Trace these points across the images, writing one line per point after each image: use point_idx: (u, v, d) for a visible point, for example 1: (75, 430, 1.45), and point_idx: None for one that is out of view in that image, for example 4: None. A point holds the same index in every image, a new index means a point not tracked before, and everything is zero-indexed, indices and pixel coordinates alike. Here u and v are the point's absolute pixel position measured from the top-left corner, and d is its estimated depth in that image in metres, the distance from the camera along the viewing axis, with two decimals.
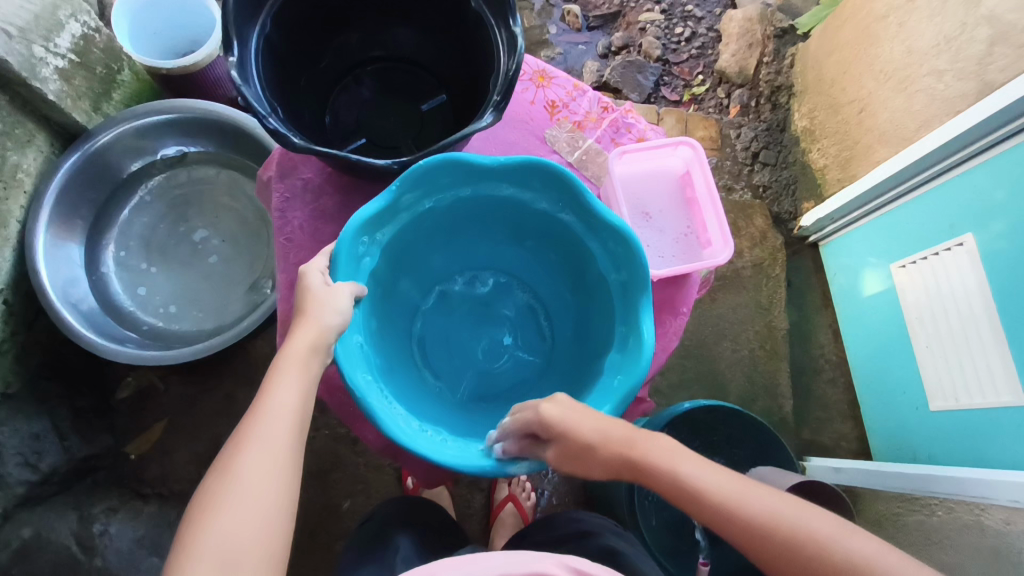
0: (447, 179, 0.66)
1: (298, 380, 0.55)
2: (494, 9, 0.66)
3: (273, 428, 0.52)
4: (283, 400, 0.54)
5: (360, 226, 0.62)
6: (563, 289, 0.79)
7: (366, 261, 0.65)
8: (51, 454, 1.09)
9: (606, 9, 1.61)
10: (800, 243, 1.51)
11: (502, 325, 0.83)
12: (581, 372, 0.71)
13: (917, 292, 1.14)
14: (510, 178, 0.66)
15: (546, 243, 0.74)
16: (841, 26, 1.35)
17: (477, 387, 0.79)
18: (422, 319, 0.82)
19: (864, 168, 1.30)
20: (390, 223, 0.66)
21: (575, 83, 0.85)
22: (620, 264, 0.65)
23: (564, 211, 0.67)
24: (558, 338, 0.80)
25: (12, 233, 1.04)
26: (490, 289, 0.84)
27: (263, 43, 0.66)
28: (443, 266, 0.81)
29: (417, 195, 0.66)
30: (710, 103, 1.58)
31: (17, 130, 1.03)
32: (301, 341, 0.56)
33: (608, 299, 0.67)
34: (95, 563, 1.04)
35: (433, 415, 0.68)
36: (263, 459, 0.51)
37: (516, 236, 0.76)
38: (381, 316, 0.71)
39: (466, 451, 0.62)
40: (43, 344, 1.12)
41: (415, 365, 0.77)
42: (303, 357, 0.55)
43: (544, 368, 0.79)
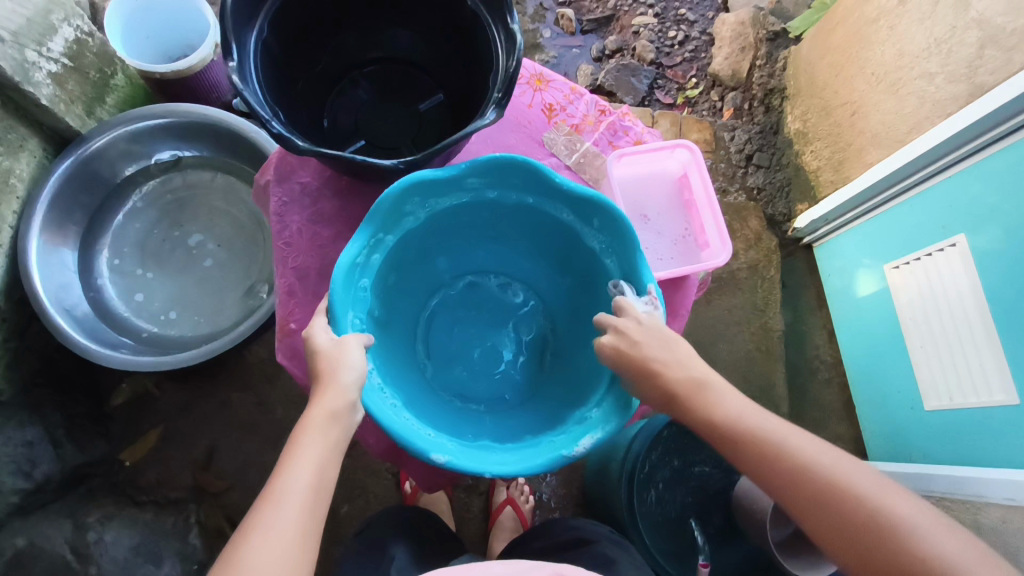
0: (519, 180, 0.63)
1: (315, 455, 0.53)
2: (490, 8, 0.66)
3: (291, 506, 0.51)
4: (300, 477, 0.52)
5: (414, 185, 0.60)
6: (579, 337, 0.72)
7: (407, 220, 0.63)
8: (45, 462, 1.08)
9: (599, 13, 1.62)
10: (794, 244, 1.53)
11: (508, 345, 0.76)
12: (563, 409, 0.65)
13: (911, 292, 1.15)
14: (573, 208, 0.63)
15: (580, 276, 0.69)
16: (833, 30, 1.36)
17: (458, 385, 0.73)
18: (442, 299, 0.77)
19: (858, 170, 1.31)
20: (445, 197, 0.64)
21: (572, 87, 0.84)
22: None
23: (610, 255, 0.63)
24: (548, 383, 0.72)
25: (5, 240, 1.04)
26: (515, 304, 0.77)
27: (261, 47, 0.65)
28: (487, 260, 0.76)
29: (485, 182, 0.63)
30: (703, 106, 1.59)
31: (10, 135, 1.03)
32: (317, 414, 0.54)
33: None
34: (89, 571, 1.02)
35: (407, 385, 0.65)
36: (273, 535, 0.50)
37: (559, 264, 0.71)
38: (399, 274, 0.68)
39: (414, 428, 0.58)
40: (36, 351, 1.11)
41: (406, 336, 0.72)
42: (320, 429, 0.54)
43: (523, 403, 0.71)
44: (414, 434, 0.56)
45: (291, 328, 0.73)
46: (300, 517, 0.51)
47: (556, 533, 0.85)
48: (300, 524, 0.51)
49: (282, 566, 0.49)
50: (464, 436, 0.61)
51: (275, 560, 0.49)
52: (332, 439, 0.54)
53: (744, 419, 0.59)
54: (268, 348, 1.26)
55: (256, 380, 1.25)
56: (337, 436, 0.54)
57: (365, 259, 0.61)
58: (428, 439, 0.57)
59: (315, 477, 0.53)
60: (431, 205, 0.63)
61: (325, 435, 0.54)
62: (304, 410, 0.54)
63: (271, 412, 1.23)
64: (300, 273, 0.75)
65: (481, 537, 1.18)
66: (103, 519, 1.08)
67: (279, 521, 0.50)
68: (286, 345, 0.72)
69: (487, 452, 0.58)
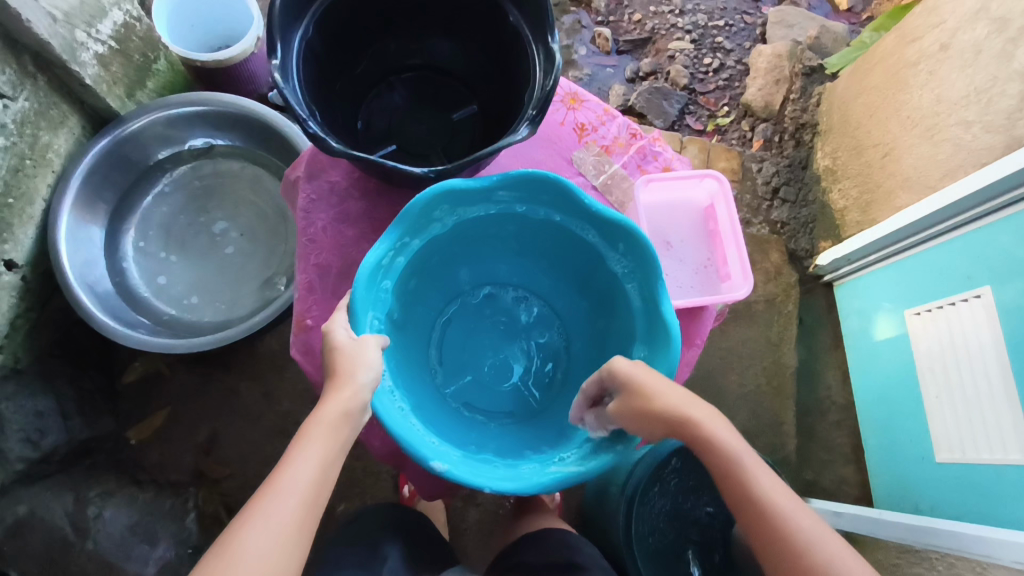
0: (549, 197, 0.63)
1: (321, 451, 0.53)
2: (532, 26, 0.68)
3: (293, 498, 0.51)
4: (305, 469, 0.52)
5: (445, 193, 0.60)
6: (593, 358, 0.71)
7: (434, 227, 0.63)
8: (54, 433, 1.10)
9: (637, 35, 1.63)
10: (814, 281, 1.51)
11: (519, 359, 0.76)
12: (570, 427, 0.65)
13: (930, 340, 1.14)
14: (599, 230, 0.63)
15: (599, 297, 0.69)
16: (871, 70, 1.36)
17: (467, 395, 0.72)
18: (459, 307, 0.76)
19: (886, 213, 1.30)
20: (474, 207, 0.64)
21: (606, 107, 0.84)
22: (656, 361, 0.60)
23: (631, 280, 0.63)
24: (556, 403, 0.71)
25: (37, 211, 1.07)
26: (529, 319, 0.77)
27: (304, 46, 0.66)
28: (508, 273, 0.75)
29: (514, 196, 0.63)
30: (733, 135, 1.59)
31: (52, 111, 1.05)
32: (332, 410, 0.54)
33: None
34: (86, 546, 1.04)
35: (418, 392, 0.65)
36: (268, 527, 0.50)
37: (579, 282, 0.71)
38: (420, 280, 0.68)
39: (419, 434, 0.57)
40: (53, 322, 1.14)
41: (420, 341, 0.72)
42: (332, 424, 0.54)
43: (530, 419, 0.70)
44: (418, 440, 0.56)
45: (307, 324, 0.74)
46: (299, 510, 0.51)
47: (546, 552, 0.84)
48: (298, 516, 0.51)
49: (277, 557, 0.49)
50: (471, 449, 0.61)
51: (271, 548, 0.49)
52: (341, 436, 0.54)
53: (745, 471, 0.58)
54: (280, 340, 1.27)
55: (265, 370, 1.26)
56: (344, 434, 0.54)
57: (389, 261, 0.61)
58: (431, 447, 0.56)
59: (321, 472, 0.53)
60: (459, 213, 0.63)
61: (335, 431, 0.54)
62: (316, 403, 0.54)
63: (277, 405, 1.24)
64: (322, 270, 0.75)
65: (475, 547, 1.18)
66: (103, 495, 1.10)
67: (280, 510, 0.51)
68: (299, 340, 0.73)
69: (489, 466, 0.57)
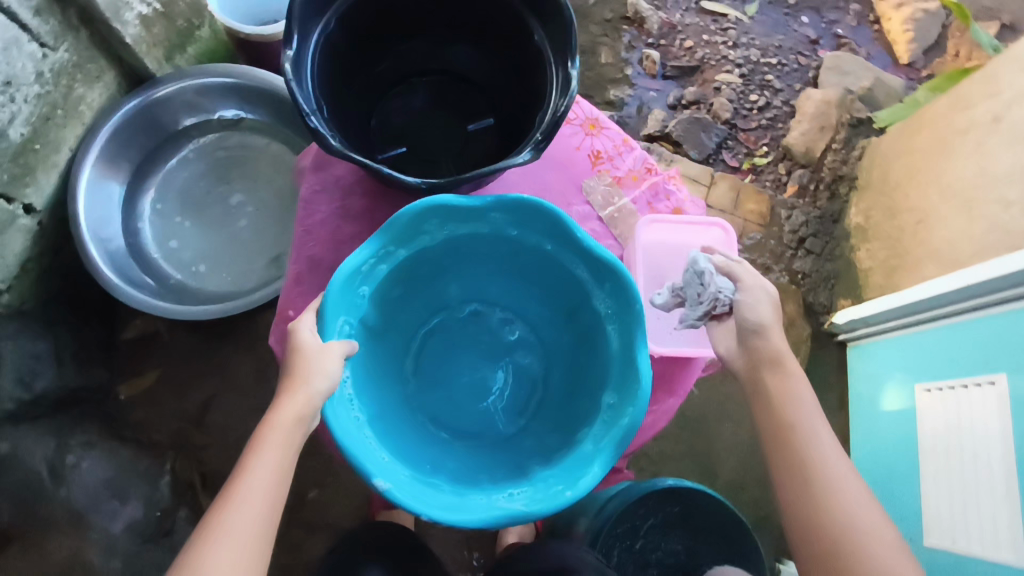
0: (543, 227, 0.61)
1: (277, 456, 0.53)
2: (555, 47, 0.67)
3: (250, 507, 0.52)
4: (260, 477, 0.53)
5: (436, 207, 0.59)
6: (568, 393, 0.69)
7: (422, 239, 0.62)
8: (45, 377, 1.11)
9: (685, 62, 1.60)
10: (827, 337, 1.47)
11: (495, 382, 0.74)
12: (530, 461, 0.63)
13: (936, 420, 1.10)
14: (590, 266, 0.62)
15: (583, 332, 0.67)
16: (918, 131, 1.31)
17: (436, 411, 0.71)
18: (443, 320, 0.75)
19: (909, 280, 1.28)
20: (466, 225, 0.62)
21: (625, 138, 0.82)
22: (622, 410, 0.58)
23: (614, 322, 0.61)
24: (525, 432, 0.69)
25: (62, 160, 1.09)
26: (512, 343, 0.75)
27: (323, 40, 0.66)
28: (498, 294, 0.74)
29: (508, 219, 0.62)
30: (768, 177, 1.54)
31: (89, 65, 1.07)
32: (286, 414, 0.54)
33: (592, 422, 0.61)
34: (59, 493, 1.06)
35: (381, 402, 0.64)
36: (230, 534, 0.51)
37: (565, 314, 0.69)
38: (404, 289, 0.67)
39: (369, 447, 0.56)
40: (62, 270, 1.16)
41: (396, 349, 0.71)
42: (285, 431, 0.53)
43: (495, 444, 0.69)
44: (366, 453, 0.55)
45: (289, 315, 0.74)
46: (257, 517, 0.52)
47: None
48: (257, 523, 0.52)
49: (237, 566, 0.50)
50: (424, 470, 0.60)
51: (230, 557, 0.50)
52: (293, 442, 0.54)
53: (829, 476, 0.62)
54: None
55: (261, 346, 1.27)
56: (297, 440, 0.54)
57: (369, 267, 0.60)
58: (379, 462, 0.55)
59: (275, 479, 0.53)
60: (449, 229, 0.62)
61: (287, 437, 0.53)
62: (270, 409, 0.54)
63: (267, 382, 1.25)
64: (313, 263, 0.75)
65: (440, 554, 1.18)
66: (85, 445, 1.12)
67: (238, 519, 0.51)
68: (278, 329, 0.73)
69: (436, 490, 0.56)
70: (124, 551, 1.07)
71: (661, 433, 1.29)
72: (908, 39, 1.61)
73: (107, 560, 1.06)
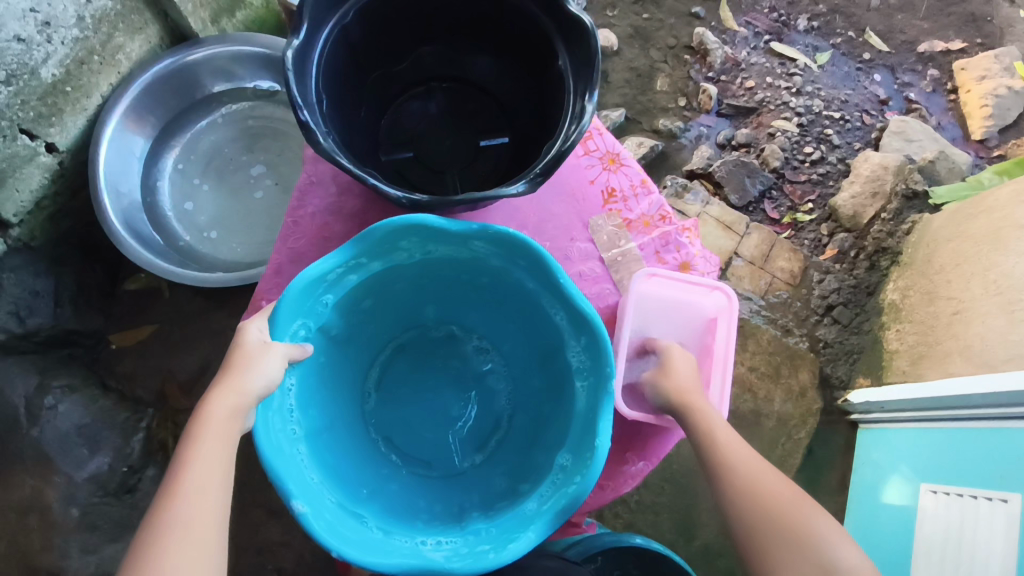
0: (526, 263, 0.57)
1: (218, 449, 0.49)
2: (578, 74, 0.62)
3: (197, 506, 0.47)
4: (199, 475, 0.48)
5: (414, 226, 0.56)
6: (528, 440, 0.64)
7: (398, 255, 0.59)
8: (41, 314, 1.11)
9: (742, 102, 1.53)
10: (839, 414, 1.39)
11: (457, 412, 0.70)
12: (469, 507, 0.59)
13: (935, 527, 1.02)
14: (569, 314, 0.57)
15: (555, 379, 0.63)
16: (973, 217, 1.23)
17: (390, 431, 0.68)
18: (417, 337, 0.72)
19: (935, 372, 1.20)
20: (446, 248, 0.59)
21: (644, 179, 0.78)
22: (571, 476, 0.53)
23: (583, 378, 0.57)
24: (477, 471, 0.65)
25: (92, 105, 1.09)
26: (483, 374, 0.71)
27: (337, 33, 0.63)
28: (477, 321, 0.70)
29: (492, 250, 0.58)
30: (808, 235, 1.47)
31: (133, 16, 1.08)
32: (220, 407, 0.50)
33: (544, 476, 0.56)
34: (31, 431, 1.06)
35: (329, 416, 0.61)
36: (178, 538, 0.46)
37: (540, 357, 0.65)
38: (376, 301, 0.64)
39: (299, 466, 0.53)
40: (76, 211, 1.17)
41: (360, 359, 0.68)
42: (220, 424, 0.49)
43: (443, 479, 0.65)
44: (293, 473, 0.52)
45: (262, 306, 0.72)
46: (205, 519, 0.48)
47: None
48: (210, 525, 0.48)
49: (195, 569, 0.46)
50: (357, 495, 0.56)
51: (187, 566, 0.46)
52: (231, 435, 0.50)
53: (767, 483, 0.60)
54: None
55: None
56: (235, 432, 0.50)
57: (337, 276, 0.57)
58: (306, 484, 0.52)
59: (219, 474, 0.49)
60: (427, 250, 0.58)
61: (224, 430, 0.50)
62: (200, 402, 0.50)
63: None
64: (297, 257, 0.73)
65: None
66: (66, 389, 1.12)
67: (181, 522, 0.47)
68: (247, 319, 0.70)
69: (358, 520, 0.53)
70: (84, 501, 1.06)
71: (644, 483, 1.23)
72: (983, 115, 1.51)
73: (66, 508, 1.05)
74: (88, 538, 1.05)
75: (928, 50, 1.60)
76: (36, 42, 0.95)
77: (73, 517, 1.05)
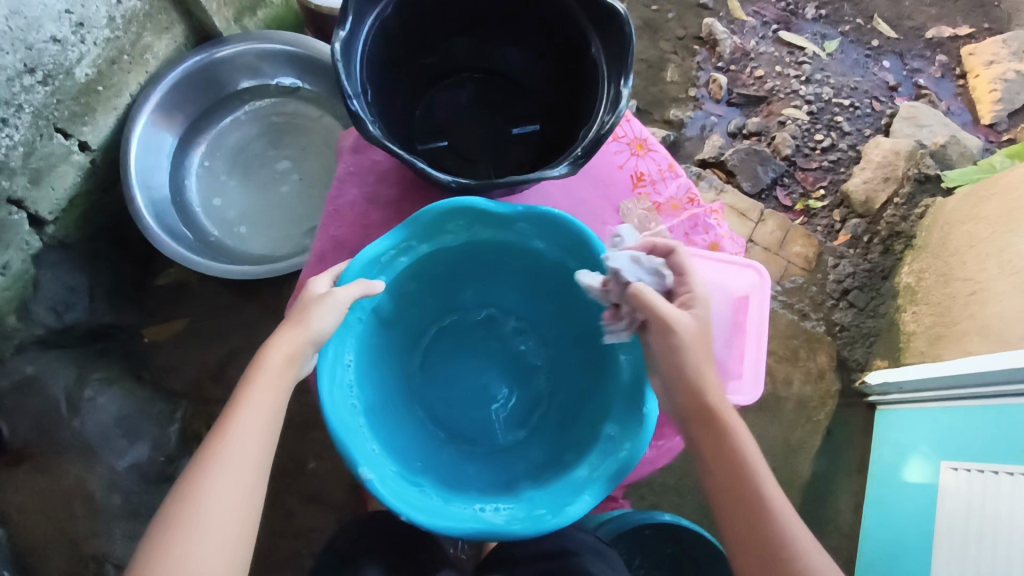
0: (568, 242, 0.61)
1: (271, 391, 0.54)
2: (610, 62, 0.65)
3: (248, 438, 0.52)
4: (253, 411, 0.53)
5: (462, 209, 0.59)
6: (569, 416, 0.67)
7: (445, 238, 0.62)
8: (77, 309, 1.14)
9: (753, 90, 1.55)
10: (858, 396, 1.41)
11: (498, 391, 0.72)
12: (518, 478, 0.61)
13: (957, 502, 1.04)
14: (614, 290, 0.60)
15: (595, 354, 0.65)
16: (987, 199, 1.24)
17: (434, 410, 0.70)
18: (458, 321, 0.75)
19: (953, 351, 1.22)
20: (490, 230, 0.62)
21: (671, 164, 0.80)
22: (621, 443, 0.56)
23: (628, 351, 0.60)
24: (521, 446, 0.67)
25: (122, 104, 1.12)
26: (522, 354, 0.74)
27: (377, 26, 0.65)
28: (514, 303, 0.73)
29: (535, 231, 0.62)
30: (821, 221, 1.49)
31: (160, 16, 1.10)
32: (277, 353, 0.54)
33: (594, 447, 0.58)
34: (72, 423, 1.09)
35: (383, 394, 0.64)
36: (229, 464, 0.51)
37: (580, 334, 0.68)
38: (421, 285, 0.67)
39: (362, 438, 0.56)
40: (109, 208, 1.19)
41: (404, 342, 0.70)
42: (278, 368, 0.54)
43: (489, 455, 0.67)
44: (357, 442, 0.55)
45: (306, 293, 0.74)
46: (253, 452, 0.53)
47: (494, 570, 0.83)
48: (256, 461, 0.53)
49: (238, 492, 0.51)
50: (414, 470, 0.58)
51: (232, 488, 0.51)
52: (286, 380, 0.54)
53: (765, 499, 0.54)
54: None
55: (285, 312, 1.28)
56: (291, 377, 0.55)
57: (389, 259, 0.61)
58: (368, 453, 0.55)
59: (269, 418, 0.54)
60: (475, 232, 0.62)
61: (280, 375, 0.54)
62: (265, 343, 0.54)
63: None
64: (338, 244, 0.75)
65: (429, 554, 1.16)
66: (103, 381, 1.15)
67: (232, 450, 0.52)
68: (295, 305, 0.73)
69: (418, 489, 0.55)
70: (126, 490, 1.09)
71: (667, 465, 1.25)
72: (993, 100, 1.53)
73: (108, 496, 1.07)
74: (131, 525, 1.08)
75: (936, 36, 1.61)
76: (71, 42, 0.97)
77: (116, 504, 1.08)
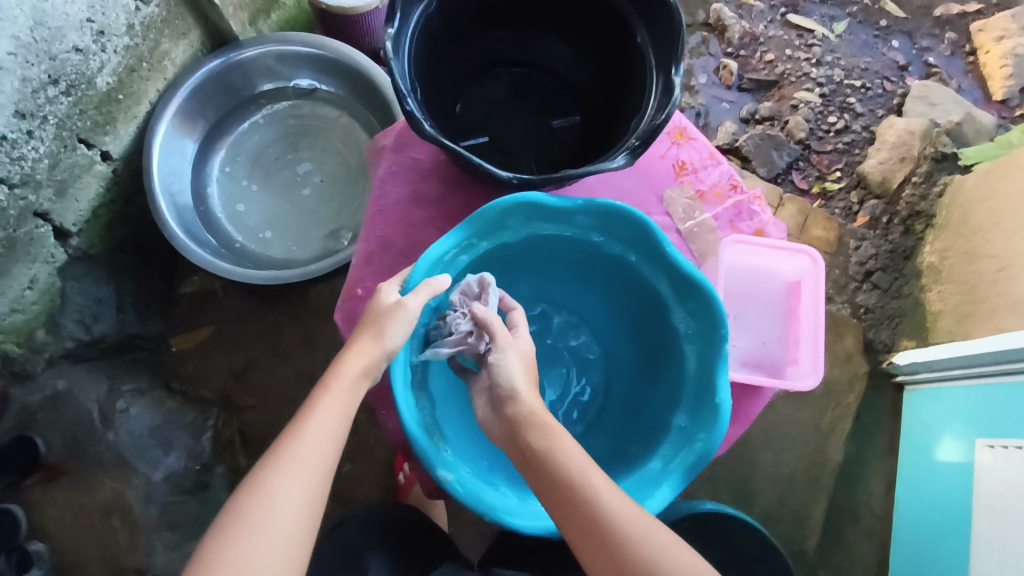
0: (626, 234, 0.66)
1: (344, 400, 0.58)
2: (659, 52, 0.64)
3: (319, 441, 0.55)
4: (324, 417, 0.56)
5: (525, 205, 0.65)
6: (627, 410, 0.74)
7: (505, 234, 0.68)
8: (105, 321, 1.14)
9: (764, 75, 1.54)
10: (884, 378, 1.41)
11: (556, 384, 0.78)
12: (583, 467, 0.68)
13: (995, 480, 1.04)
14: (673, 280, 0.66)
15: (648, 344, 0.72)
16: (1009, 174, 1.24)
17: None
18: None
19: (983, 329, 1.21)
20: (548, 225, 0.68)
21: (712, 151, 0.80)
22: (696, 434, 0.61)
23: (692, 342, 0.64)
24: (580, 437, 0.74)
25: (142, 111, 1.11)
26: (575, 347, 0.80)
27: (422, 20, 0.64)
28: (566, 298, 0.80)
29: (593, 224, 0.67)
30: (839, 203, 1.48)
31: (177, 22, 1.09)
32: (354, 366, 0.59)
33: (663, 440, 0.64)
34: (107, 436, 1.08)
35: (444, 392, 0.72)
36: (299, 465, 0.54)
37: (633, 327, 0.75)
38: None
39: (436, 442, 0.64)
40: (132, 218, 1.18)
41: None
42: (352, 380, 0.58)
43: None
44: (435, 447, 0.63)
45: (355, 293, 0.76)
46: (322, 457, 0.55)
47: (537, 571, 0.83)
48: (323, 464, 0.55)
49: (307, 489, 0.53)
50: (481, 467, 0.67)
51: (298, 484, 0.53)
52: (358, 392, 0.59)
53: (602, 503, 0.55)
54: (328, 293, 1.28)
55: (310, 316, 1.28)
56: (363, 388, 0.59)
57: (451, 257, 0.68)
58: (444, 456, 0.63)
59: (337, 425, 0.57)
60: (533, 228, 0.67)
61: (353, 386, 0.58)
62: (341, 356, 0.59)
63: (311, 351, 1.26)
64: (384, 244, 0.77)
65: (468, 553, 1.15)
66: (134, 393, 1.14)
67: (303, 452, 0.54)
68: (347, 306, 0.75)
69: (489, 487, 0.64)
70: (162, 500, 1.08)
71: None
72: (1005, 75, 1.52)
73: (145, 508, 1.07)
74: (170, 535, 1.07)
75: (945, 13, 1.60)
76: (92, 51, 0.96)
77: (154, 515, 1.07)
